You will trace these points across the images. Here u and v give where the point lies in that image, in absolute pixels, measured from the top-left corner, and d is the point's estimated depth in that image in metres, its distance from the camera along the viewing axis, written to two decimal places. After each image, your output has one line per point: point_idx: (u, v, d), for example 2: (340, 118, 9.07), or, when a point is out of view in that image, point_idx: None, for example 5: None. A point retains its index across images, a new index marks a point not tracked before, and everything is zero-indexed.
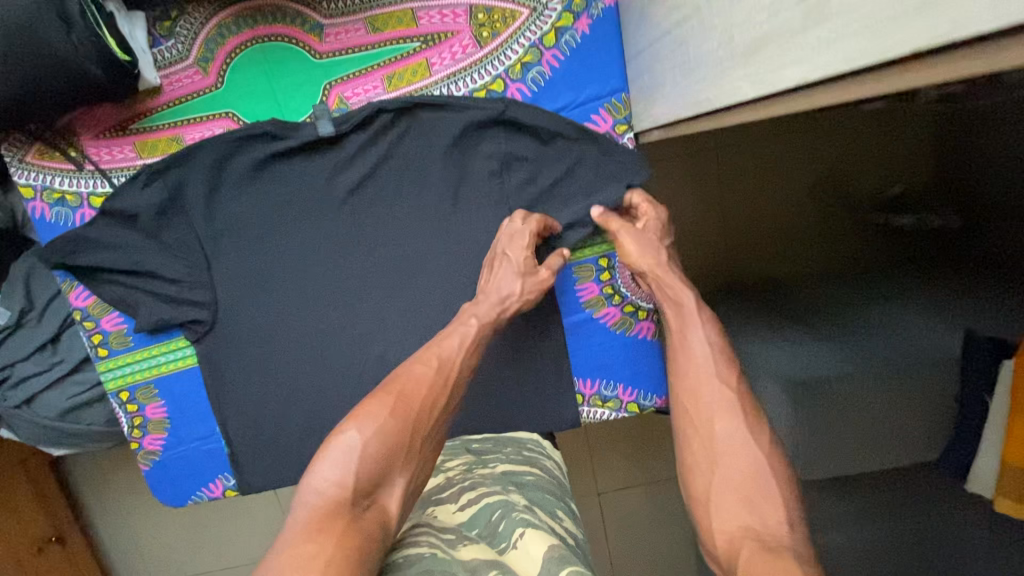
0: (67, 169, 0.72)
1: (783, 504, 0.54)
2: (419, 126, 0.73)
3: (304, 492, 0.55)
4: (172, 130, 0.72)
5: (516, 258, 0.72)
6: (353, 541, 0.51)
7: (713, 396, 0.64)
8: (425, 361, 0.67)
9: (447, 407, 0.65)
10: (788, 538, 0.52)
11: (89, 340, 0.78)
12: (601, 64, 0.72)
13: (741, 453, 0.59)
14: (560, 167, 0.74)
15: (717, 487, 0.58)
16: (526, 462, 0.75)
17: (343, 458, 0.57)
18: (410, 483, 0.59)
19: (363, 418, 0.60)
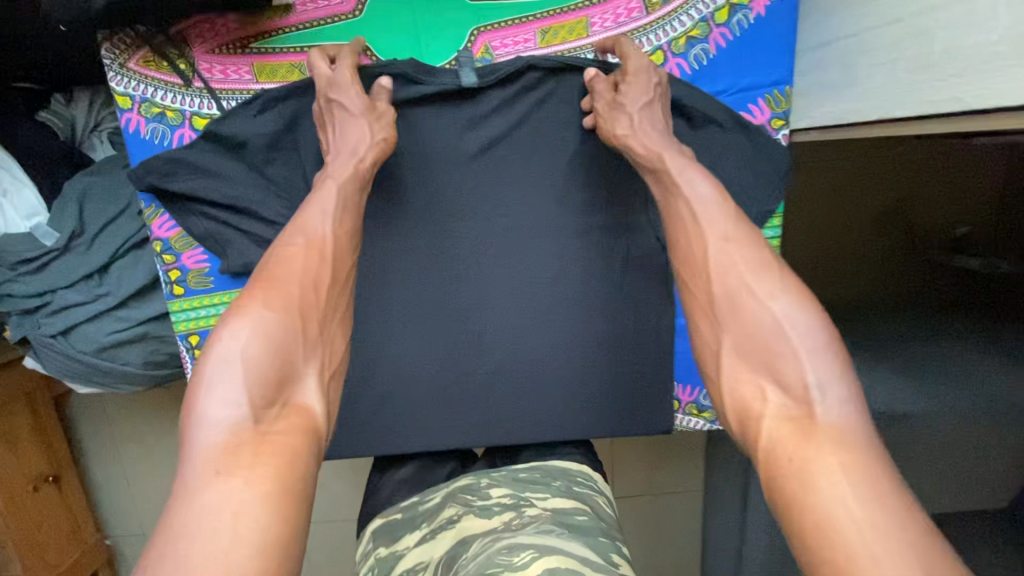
0: (173, 82, 0.65)
1: (804, 356, 0.48)
2: (566, 92, 0.67)
3: (194, 433, 0.45)
4: (297, 56, 0.65)
5: (353, 107, 0.61)
6: (282, 457, 0.44)
7: (710, 255, 0.55)
8: (292, 242, 0.55)
9: (337, 281, 0.56)
10: (818, 398, 0.46)
11: (165, 275, 0.72)
12: (772, 49, 0.66)
13: (752, 307, 0.52)
14: (705, 156, 0.69)
15: (728, 362, 0.52)
16: (576, 499, 0.68)
17: (242, 378, 0.46)
18: (322, 370, 0.52)
19: (235, 318, 0.49)
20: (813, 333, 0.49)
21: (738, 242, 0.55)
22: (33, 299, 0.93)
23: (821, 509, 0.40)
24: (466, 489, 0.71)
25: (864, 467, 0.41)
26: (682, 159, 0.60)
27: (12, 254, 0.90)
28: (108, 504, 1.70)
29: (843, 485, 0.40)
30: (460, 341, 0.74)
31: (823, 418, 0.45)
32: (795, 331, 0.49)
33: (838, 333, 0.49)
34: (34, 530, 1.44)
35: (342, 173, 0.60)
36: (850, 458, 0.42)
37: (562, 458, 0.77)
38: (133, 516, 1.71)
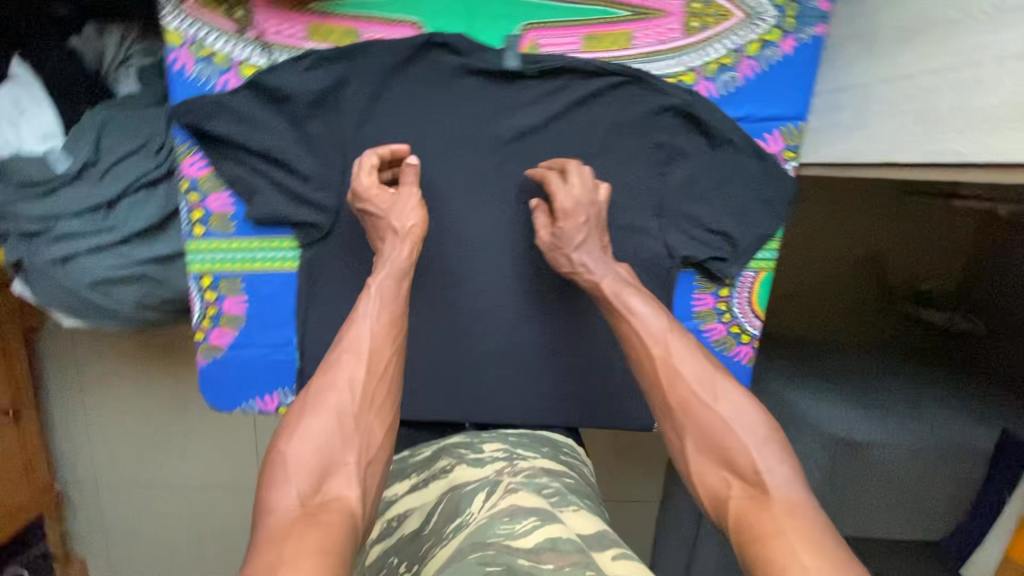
0: (227, 28, 0.67)
1: (755, 450, 0.60)
2: (601, 98, 0.71)
3: (263, 517, 0.55)
4: (351, 22, 0.68)
5: (375, 205, 0.68)
6: (324, 534, 0.52)
7: (677, 380, 0.65)
8: (340, 349, 0.64)
9: (377, 376, 0.64)
10: (771, 481, 0.58)
11: (188, 215, 0.73)
12: (793, 87, 0.72)
13: (702, 413, 0.63)
14: (718, 173, 0.75)
15: (689, 457, 0.63)
16: (565, 465, 0.74)
17: (296, 475, 0.57)
18: (360, 459, 0.60)
19: (290, 425, 0.60)
20: (754, 426, 0.61)
21: (683, 356, 0.66)
22: (35, 223, 0.92)
23: (780, 562, 0.50)
24: (457, 445, 0.76)
25: (814, 534, 0.52)
26: (618, 281, 0.70)
27: (22, 176, 0.90)
28: (64, 444, 1.66)
29: (794, 544, 0.51)
30: (468, 317, 0.78)
31: (775, 494, 0.56)
32: (751, 436, 0.61)
33: (775, 424, 0.62)
34: None
35: (378, 276, 0.67)
36: (796, 521, 0.53)
37: (549, 431, 0.81)
38: (89, 458, 1.68)
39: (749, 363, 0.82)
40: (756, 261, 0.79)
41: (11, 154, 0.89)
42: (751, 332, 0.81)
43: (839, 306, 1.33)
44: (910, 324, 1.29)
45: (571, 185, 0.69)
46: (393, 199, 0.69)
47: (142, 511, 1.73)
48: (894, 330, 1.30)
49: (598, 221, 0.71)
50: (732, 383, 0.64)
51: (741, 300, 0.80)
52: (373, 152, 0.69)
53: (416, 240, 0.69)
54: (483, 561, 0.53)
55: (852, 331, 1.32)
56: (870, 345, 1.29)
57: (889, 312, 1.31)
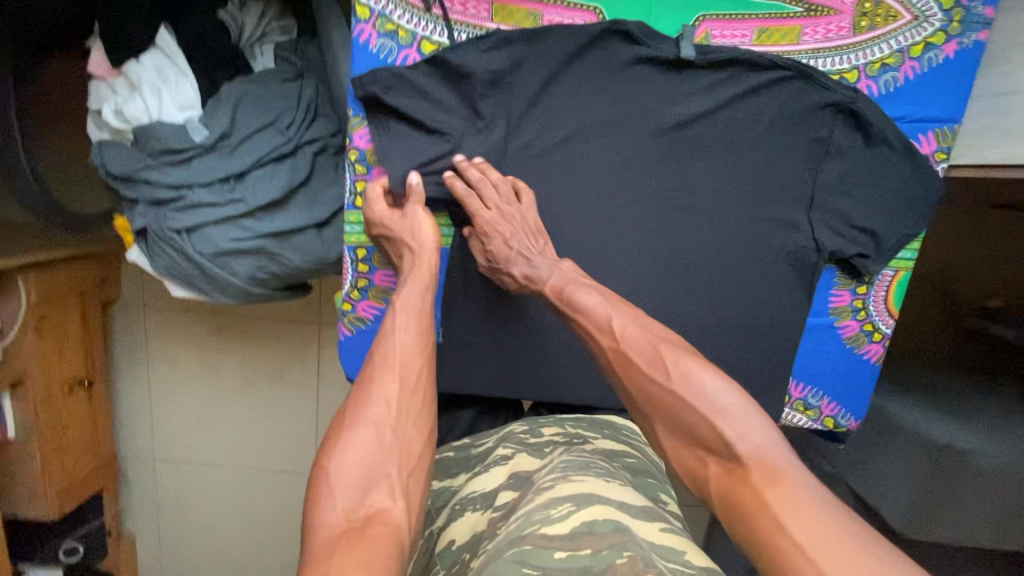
0: (414, 5, 0.69)
1: (719, 420, 0.58)
2: (765, 91, 0.73)
3: (310, 535, 0.54)
4: (534, 5, 0.69)
5: (395, 228, 0.71)
6: (370, 552, 0.51)
7: (635, 366, 0.63)
8: (371, 363, 0.64)
9: (409, 386, 0.63)
10: (741, 451, 0.57)
11: (352, 185, 0.74)
12: (952, 90, 0.73)
13: (660, 391, 0.62)
14: (871, 171, 0.76)
15: (664, 443, 0.63)
16: (628, 446, 0.75)
17: (339, 491, 0.55)
18: (402, 468, 0.59)
19: (330, 441, 0.59)
20: (720, 396, 0.59)
21: (631, 337, 0.65)
22: (168, 192, 0.94)
23: (773, 541, 0.51)
24: (517, 431, 0.78)
25: (805, 501, 0.53)
26: (569, 272, 0.71)
27: (159, 143, 0.91)
28: (127, 417, 1.67)
29: (782, 518, 0.52)
30: None
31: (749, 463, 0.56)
32: (715, 411, 0.59)
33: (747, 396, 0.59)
34: (60, 432, 1.41)
35: (408, 285, 0.69)
36: (782, 488, 0.54)
37: (607, 413, 0.82)
38: (149, 433, 1.68)
39: (877, 362, 0.83)
40: (896, 261, 0.80)
41: (150, 121, 0.91)
42: (883, 330, 0.82)
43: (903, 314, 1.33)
44: (966, 337, 1.30)
45: (490, 207, 0.71)
46: (405, 219, 0.71)
47: (194, 490, 1.72)
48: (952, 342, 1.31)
49: (530, 231, 0.72)
50: (680, 352, 0.62)
51: (877, 299, 0.81)
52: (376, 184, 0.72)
53: (432, 254, 0.71)
54: (520, 559, 0.52)
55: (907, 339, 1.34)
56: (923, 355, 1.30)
57: (947, 323, 1.32)
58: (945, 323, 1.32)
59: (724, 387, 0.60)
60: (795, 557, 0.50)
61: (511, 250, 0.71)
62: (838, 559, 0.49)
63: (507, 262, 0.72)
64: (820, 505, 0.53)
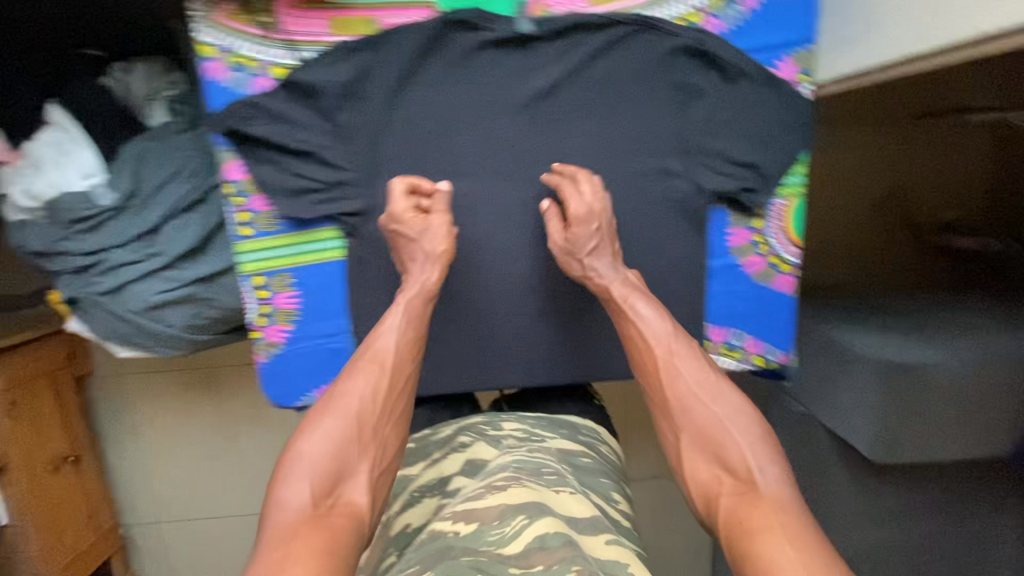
0: (256, 35, 0.71)
1: (747, 448, 0.67)
2: (615, 48, 0.73)
3: (274, 510, 0.61)
4: (370, 11, 0.71)
5: (404, 224, 0.73)
6: (330, 538, 0.58)
7: (668, 377, 0.72)
8: (361, 358, 0.71)
9: (394, 390, 0.71)
10: (757, 480, 0.64)
11: (236, 218, 0.76)
12: (796, 13, 0.74)
13: (701, 409, 0.70)
14: (739, 107, 0.76)
15: (686, 454, 0.70)
16: (583, 445, 0.86)
17: (306, 472, 0.63)
18: (374, 467, 0.67)
19: (305, 429, 0.66)
20: (747, 428, 0.68)
21: (681, 353, 0.72)
22: (87, 258, 0.97)
23: (763, 552, 0.56)
24: (477, 423, 0.85)
25: (799, 530, 0.58)
26: (626, 286, 0.75)
27: (69, 213, 0.95)
28: (125, 486, 1.70)
29: (779, 538, 0.57)
30: (513, 282, 0.79)
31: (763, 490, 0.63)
32: (740, 436, 0.67)
33: (768, 429, 0.68)
34: (55, 511, 1.43)
35: (409, 290, 0.74)
36: (778, 510, 0.60)
37: (569, 414, 0.93)
38: (147, 499, 1.70)
39: (792, 293, 0.83)
40: (786, 188, 0.80)
41: (58, 194, 0.94)
42: (790, 261, 0.82)
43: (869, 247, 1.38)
44: (943, 253, 1.35)
45: (576, 200, 0.73)
46: (416, 223, 0.73)
47: (203, 545, 1.75)
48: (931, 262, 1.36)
49: (608, 232, 0.75)
50: (724, 379, 0.72)
51: (776, 230, 0.81)
52: (406, 179, 0.74)
53: (445, 260, 0.74)
54: (476, 566, 0.60)
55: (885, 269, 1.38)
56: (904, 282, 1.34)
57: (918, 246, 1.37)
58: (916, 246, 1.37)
59: (746, 417, 0.69)
60: (776, 565, 0.55)
61: (594, 234, 0.74)
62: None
63: (585, 250, 0.74)
64: (809, 532, 0.58)
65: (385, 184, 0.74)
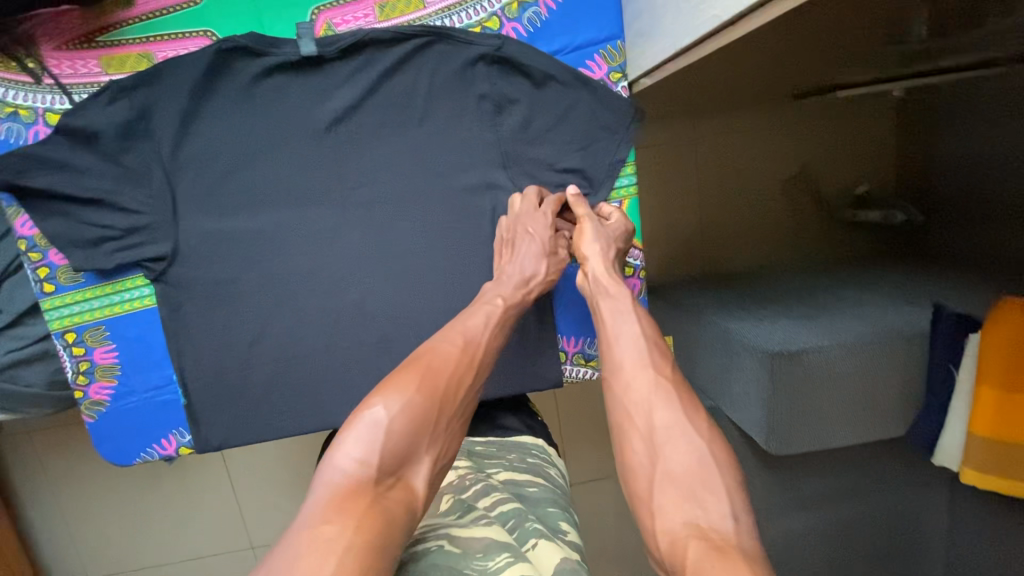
0: (23, 81, 0.67)
1: (726, 494, 0.51)
2: (411, 62, 0.71)
3: (323, 472, 0.54)
4: (143, 46, 0.68)
5: (540, 236, 0.71)
6: (382, 523, 0.51)
7: (658, 387, 0.61)
8: (449, 339, 0.66)
9: (472, 386, 0.65)
10: (734, 537, 0.48)
11: (34, 274, 0.72)
12: (597, 8, 0.72)
13: (680, 443, 0.56)
14: (554, 111, 0.73)
15: (659, 492, 0.54)
16: (529, 471, 0.82)
17: (366, 435, 0.55)
18: (433, 462, 0.60)
19: (389, 392, 0.59)
20: (730, 473, 0.54)
21: (658, 366, 0.63)
22: None
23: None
24: None
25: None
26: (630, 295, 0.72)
27: None
28: (52, 546, 1.65)
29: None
30: (343, 314, 0.75)
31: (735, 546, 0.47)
32: (726, 474, 0.53)
33: (744, 478, 0.54)
34: None
35: (504, 292, 0.70)
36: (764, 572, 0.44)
37: (520, 436, 0.91)
38: (77, 555, 1.66)
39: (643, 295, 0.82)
40: (618, 192, 0.77)
41: None
42: (635, 263, 0.82)
43: (775, 234, 1.32)
44: (852, 228, 1.30)
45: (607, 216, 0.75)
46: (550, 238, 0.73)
47: None
48: (840, 242, 1.31)
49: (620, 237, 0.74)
50: (697, 413, 0.59)
51: None
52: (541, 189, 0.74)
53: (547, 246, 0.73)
54: None
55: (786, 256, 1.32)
56: (807, 266, 1.30)
57: (824, 226, 1.31)
58: (823, 226, 1.31)
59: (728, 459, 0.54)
60: None
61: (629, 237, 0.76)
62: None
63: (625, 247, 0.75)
64: None
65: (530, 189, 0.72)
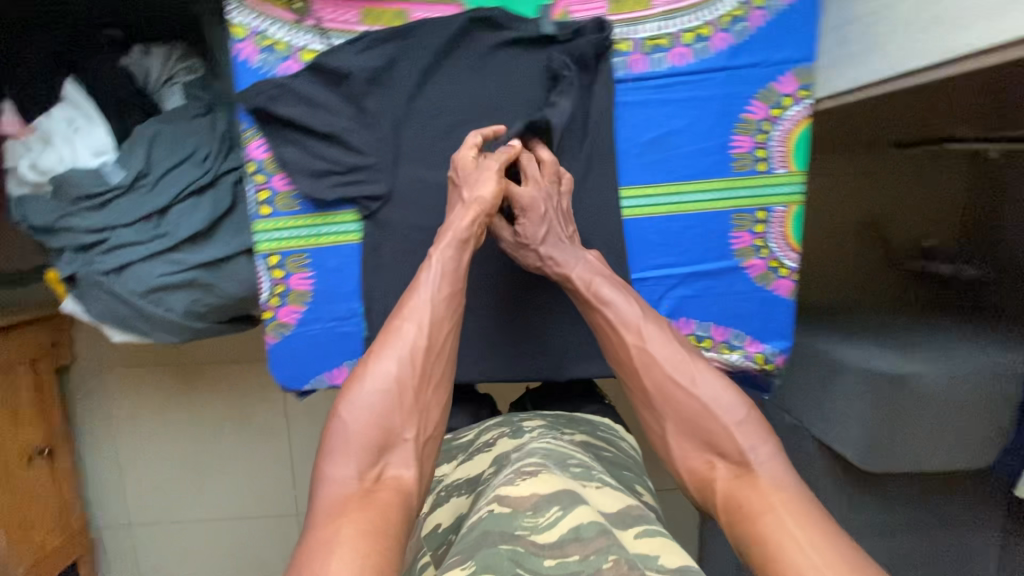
0: (288, 19, 0.73)
1: (734, 428, 0.70)
2: (630, 54, 0.78)
3: (322, 485, 0.63)
4: (401, 5, 0.75)
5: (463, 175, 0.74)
6: (377, 513, 0.60)
7: (638, 360, 0.75)
8: (401, 322, 0.71)
9: (430, 355, 0.71)
10: (750, 458, 0.68)
11: (255, 196, 0.77)
12: (800, 30, 0.79)
13: (679, 395, 0.73)
14: (740, 117, 0.81)
15: (675, 442, 0.74)
16: (603, 441, 0.88)
17: (343, 449, 0.65)
18: (417, 437, 0.68)
19: (348, 395, 0.67)
20: (735, 409, 0.71)
21: (656, 340, 0.75)
22: (91, 236, 0.95)
23: (774, 537, 0.59)
24: (501, 423, 0.90)
25: (807, 510, 0.62)
26: (586, 274, 0.78)
27: (75, 190, 0.93)
28: (98, 489, 1.64)
29: (789, 523, 0.60)
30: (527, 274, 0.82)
31: (758, 471, 0.67)
32: (724, 417, 0.71)
33: (751, 406, 0.71)
34: (24, 506, 1.38)
35: (442, 247, 0.72)
36: (783, 495, 0.64)
37: (595, 417, 0.97)
38: (121, 500, 1.66)
39: (790, 296, 0.87)
40: (787, 197, 0.84)
41: (66, 169, 0.93)
42: (789, 265, 0.86)
43: (853, 269, 1.43)
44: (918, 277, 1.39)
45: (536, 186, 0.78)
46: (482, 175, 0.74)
47: (179, 550, 1.70)
48: (904, 286, 1.40)
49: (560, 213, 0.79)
50: (703, 364, 0.75)
51: (776, 235, 0.85)
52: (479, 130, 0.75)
53: (483, 209, 0.73)
54: (513, 557, 0.56)
55: (861, 292, 1.43)
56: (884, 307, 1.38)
57: (894, 270, 1.42)
58: (893, 270, 1.42)
59: (731, 396, 0.72)
60: (779, 539, 0.59)
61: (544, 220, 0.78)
62: (833, 555, 0.57)
63: (537, 239, 0.78)
64: (796, 500, 0.63)
65: (459, 140, 0.72)
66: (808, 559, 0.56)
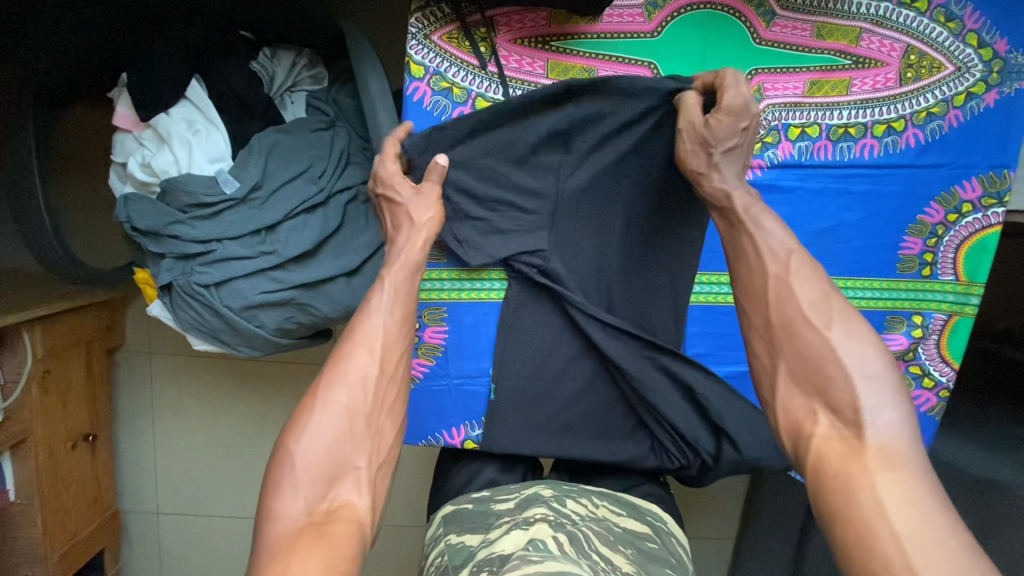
0: (470, 63, 0.74)
1: (856, 383, 0.54)
2: (817, 139, 0.74)
3: (268, 526, 0.54)
4: (589, 61, 0.74)
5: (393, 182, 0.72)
6: (329, 551, 0.52)
7: (769, 286, 0.62)
8: (355, 349, 0.64)
9: (386, 376, 0.65)
10: (867, 421, 0.52)
11: None
12: (997, 138, 0.74)
13: (811, 335, 0.58)
14: (916, 215, 0.77)
15: (781, 388, 0.59)
16: (650, 529, 0.77)
17: (288, 483, 0.56)
18: (371, 464, 0.61)
19: (297, 424, 0.60)
20: (868, 359, 0.55)
21: (800, 274, 0.61)
22: (197, 246, 0.89)
23: (863, 516, 0.48)
24: (545, 496, 0.75)
25: (920, 492, 0.48)
26: (748, 198, 0.66)
27: (188, 198, 0.87)
28: (131, 468, 1.56)
29: (885, 502, 0.48)
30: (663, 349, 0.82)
31: (871, 438, 0.52)
32: (849, 366, 0.55)
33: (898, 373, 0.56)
34: (64, 490, 1.33)
35: (396, 265, 0.69)
36: (887, 476, 0.49)
37: (646, 500, 0.84)
38: (153, 487, 1.57)
39: (932, 411, 0.81)
40: (949, 305, 0.79)
41: (180, 174, 0.88)
42: (936, 377, 0.81)
43: None
44: None
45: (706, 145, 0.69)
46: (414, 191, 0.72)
47: (196, 554, 1.62)
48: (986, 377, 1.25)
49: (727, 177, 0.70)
50: (849, 308, 0.59)
51: (928, 345, 0.80)
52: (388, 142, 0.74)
53: (430, 233, 0.71)
54: None
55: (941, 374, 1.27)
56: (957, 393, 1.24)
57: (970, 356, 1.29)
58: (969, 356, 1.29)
59: (869, 345, 0.56)
60: (890, 544, 0.46)
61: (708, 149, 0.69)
62: (937, 556, 0.45)
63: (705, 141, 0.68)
64: (922, 489, 0.49)
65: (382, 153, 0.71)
66: (903, 556, 0.45)
